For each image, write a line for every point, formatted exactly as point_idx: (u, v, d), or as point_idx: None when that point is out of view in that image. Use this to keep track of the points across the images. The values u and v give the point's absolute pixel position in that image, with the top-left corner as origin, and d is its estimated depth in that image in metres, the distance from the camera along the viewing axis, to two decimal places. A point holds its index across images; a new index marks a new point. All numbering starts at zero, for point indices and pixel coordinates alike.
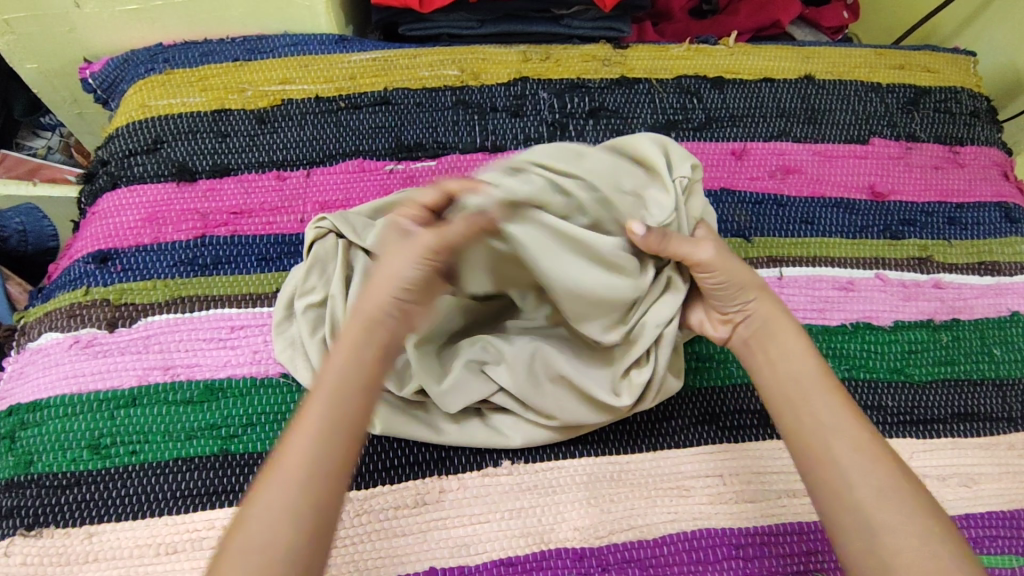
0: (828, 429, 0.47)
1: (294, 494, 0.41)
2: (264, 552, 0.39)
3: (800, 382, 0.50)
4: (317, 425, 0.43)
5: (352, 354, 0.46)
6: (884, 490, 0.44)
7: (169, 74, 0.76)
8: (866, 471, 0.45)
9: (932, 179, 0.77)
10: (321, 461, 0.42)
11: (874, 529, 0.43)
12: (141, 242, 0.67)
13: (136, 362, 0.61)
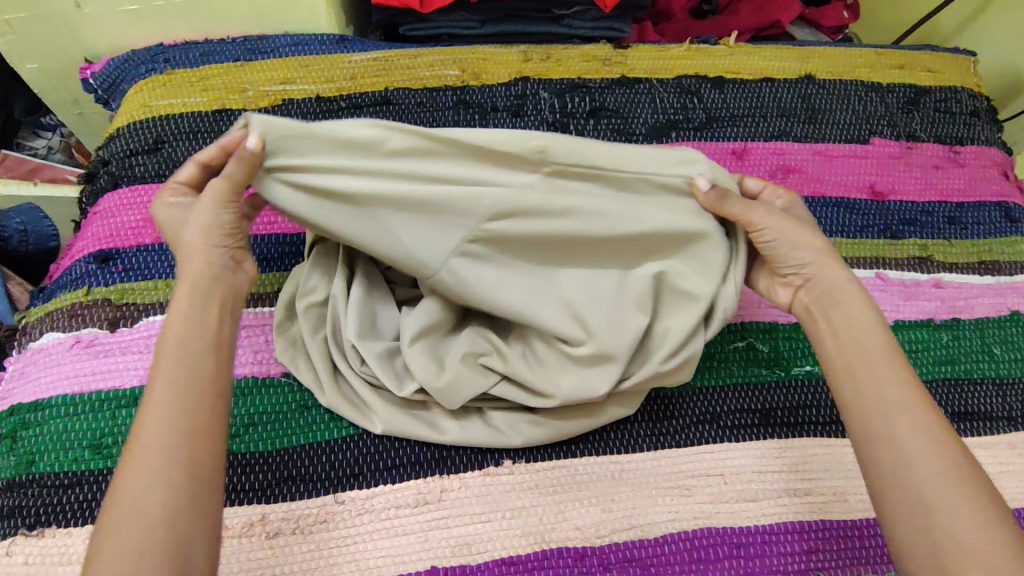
0: (887, 406, 0.47)
1: (154, 461, 0.41)
2: (138, 525, 0.39)
3: (863, 356, 0.49)
4: (169, 388, 0.43)
5: (185, 319, 0.46)
6: (944, 470, 0.43)
7: (170, 74, 0.76)
8: (926, 451, 0.44)
9: (933, 179, 0.77)
10: (171, 423, 0.42)
11: (936, 513, 0.42)
12: (142, 242, 0.67)
13: (137, 362, 0.61)
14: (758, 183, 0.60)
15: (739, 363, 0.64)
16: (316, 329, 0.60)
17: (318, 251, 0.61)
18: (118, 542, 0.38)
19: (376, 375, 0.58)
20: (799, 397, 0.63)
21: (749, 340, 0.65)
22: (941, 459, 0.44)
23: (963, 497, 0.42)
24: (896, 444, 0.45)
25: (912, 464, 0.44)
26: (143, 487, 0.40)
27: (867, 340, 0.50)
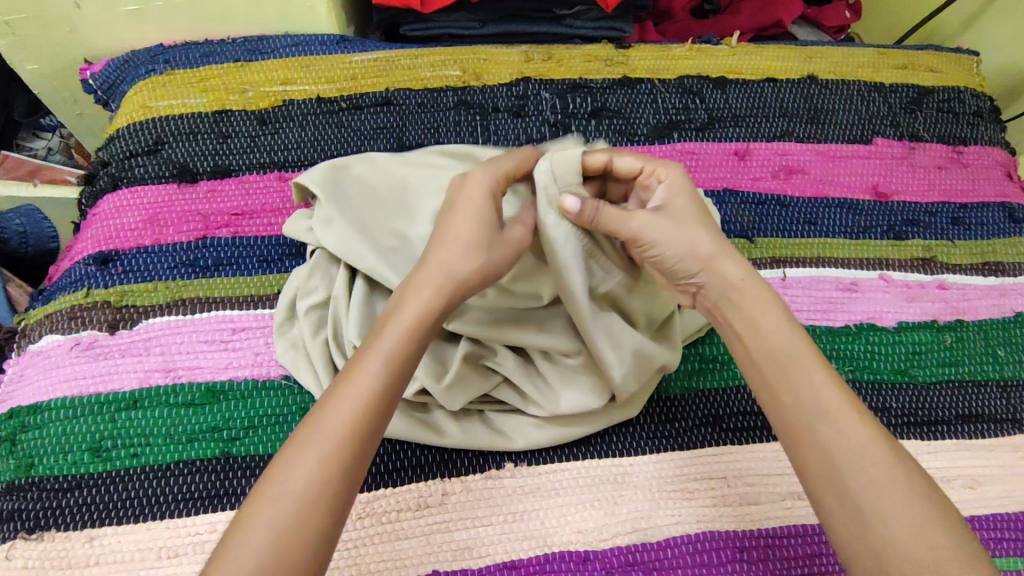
0: (818, 411, 0.44)
1: (336, 472, 0.40)
2: (294, 532, 0.38)
3: (784, 356, 0.46)
4: (360, 397, 0.42)
5: (410, 333, 0.44)
6: (884, 477, 0.41)
7: (170, 75, 0.76)
8: (864, 456, 0.42)
9: (936, 179, 0.76)
10: (364, 439, 0.41)
11: (881, 524, 0.40)
12: (142, 244, 0.67)
13: (137, 364, 0.61)
14: (629, 163, 0.53)
15: None
16: (318, 330, 0.60)
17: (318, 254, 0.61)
18: (274, 542, 0.37)
19: None
20: None
21: None
22: (879, 465, 0.41)
23: (906, 503, 0.40)
24: (831, 453, 0.43)
25: (851, 473, 0.42)
26: (315, 492, 0.39)
27: (783, 341, 0.47)
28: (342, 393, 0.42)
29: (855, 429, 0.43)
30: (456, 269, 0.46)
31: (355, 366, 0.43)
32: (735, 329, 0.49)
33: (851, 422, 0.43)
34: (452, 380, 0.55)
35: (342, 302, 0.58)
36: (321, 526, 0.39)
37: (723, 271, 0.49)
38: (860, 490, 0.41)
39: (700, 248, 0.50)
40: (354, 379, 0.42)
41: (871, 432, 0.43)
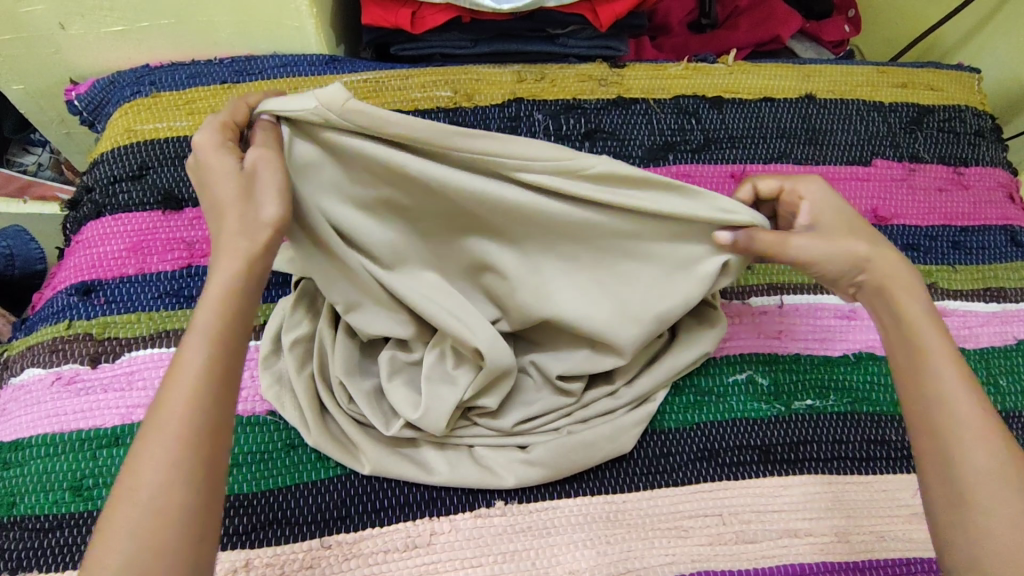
0: (942, 406, 0.46)
1: (177, 453, 0.39)
2: (150, 521, 0.37)
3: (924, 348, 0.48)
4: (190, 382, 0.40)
5: (224, 300, 0.43)
6: (992, 477, 0.43)
7: (155, 98, 0.75)
8: (978, 456, 0.44)
9: (936, 202, 0.75)
10: (203, 412, 0.40)
11: (974, 514, 0.43)
12: (125, 273, 0.65)
13: (120, 400, 0.59)
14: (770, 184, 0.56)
15: (739, 397, 0.62)
16: (303, 365, 0.59)
17: (306, 285, 0.61)
18: (134, 535, 0.37)
19: (365, 414, 0.57)
20: (801, 432, 0.61)
21: (749, 373, 0.63)
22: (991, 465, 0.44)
23: (1004, 502, 0.42)
24: (945, 449, 0.45)
25: (958, 465, 0.44)
26: (161, 478, 0.38)
27: (924, 337, 0.48)
28: (173, 382, 0.41)
29: (975, 436, 0.44)
30: (256, 216, 0.44)
31: (179, 353, 0.42)
32: (880, 320, 0.52)
33: (970, 422, 0.45)
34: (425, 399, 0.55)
35: (327, 335, 0.58)
36: (181, 502, 0.38)
37: (881, 267, 0.51)
38: (966, 484, 0.43)
39: (856, 254, 0.50)
40: (180, 364, 0.41)
41: (988, 438, 0.44)
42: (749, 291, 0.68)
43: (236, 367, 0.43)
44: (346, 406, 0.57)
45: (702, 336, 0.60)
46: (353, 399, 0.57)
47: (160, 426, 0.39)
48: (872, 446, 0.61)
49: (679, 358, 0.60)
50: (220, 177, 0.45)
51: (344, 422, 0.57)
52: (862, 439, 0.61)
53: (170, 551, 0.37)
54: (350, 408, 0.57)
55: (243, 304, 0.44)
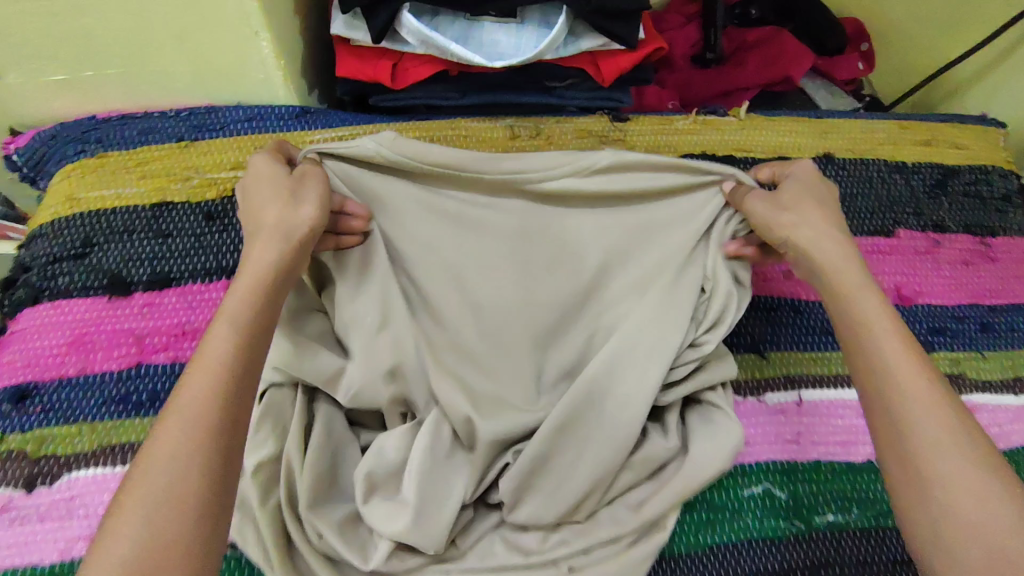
0: (886, 374, 0.44)
1: (197, 416, 0.39)
2: (167, 500, 0.36)
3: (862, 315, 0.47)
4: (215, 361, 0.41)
5: (255, 292, 0.45)
6: (944, 444, 0.40)
7: (102, 158, 0.66)
8: (928, 421, 0.41)
9: (963, 278, 0.69)
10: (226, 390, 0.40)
11: (933, 489, 0.40)
12: (64, 373, 0.57)
13: (58, 532, 0.52)
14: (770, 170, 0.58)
15: (755, 514, 0.57)
16: (267, 494, 0.51)
17: (270, 397, 0.54)
18: (150, 516, 0.35)
19: (337, 550, 0.50)
20: (821, 553, 0.56)
21: (766, 486, 0.58)
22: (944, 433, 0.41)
23: (966, 471, 0.39)
24: (894, 418, 0.42)
25: (909, 437, 0.41)
26: (181, 453, 0.37)
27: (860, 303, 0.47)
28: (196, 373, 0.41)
29: (918, 401, 0.42)
30: (294, 216, 0.48)
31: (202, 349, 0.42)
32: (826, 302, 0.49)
33: (919, 392, 0.42)
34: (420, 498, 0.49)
35: (295, 459, 0.51)
36: (205, 454, 0.37)
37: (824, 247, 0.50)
38: (919, 455, 0.41)
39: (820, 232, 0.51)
40: (202, 359, 0.41)
41: (933, 401, 0.42)
42: (763, 386, 0.63)
43: (260, 349, 0.43)
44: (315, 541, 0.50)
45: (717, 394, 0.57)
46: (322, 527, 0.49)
47: (183, 398, 0.39)
48: (898, 567, 0.55)
49: (692, 475, 0.53)
50: (263, 189, 0.51)
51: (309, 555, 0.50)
52: (887, 559, 0.56)
53: (187, 532, 0.35)
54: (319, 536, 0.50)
55: (264, 308, 0.45)
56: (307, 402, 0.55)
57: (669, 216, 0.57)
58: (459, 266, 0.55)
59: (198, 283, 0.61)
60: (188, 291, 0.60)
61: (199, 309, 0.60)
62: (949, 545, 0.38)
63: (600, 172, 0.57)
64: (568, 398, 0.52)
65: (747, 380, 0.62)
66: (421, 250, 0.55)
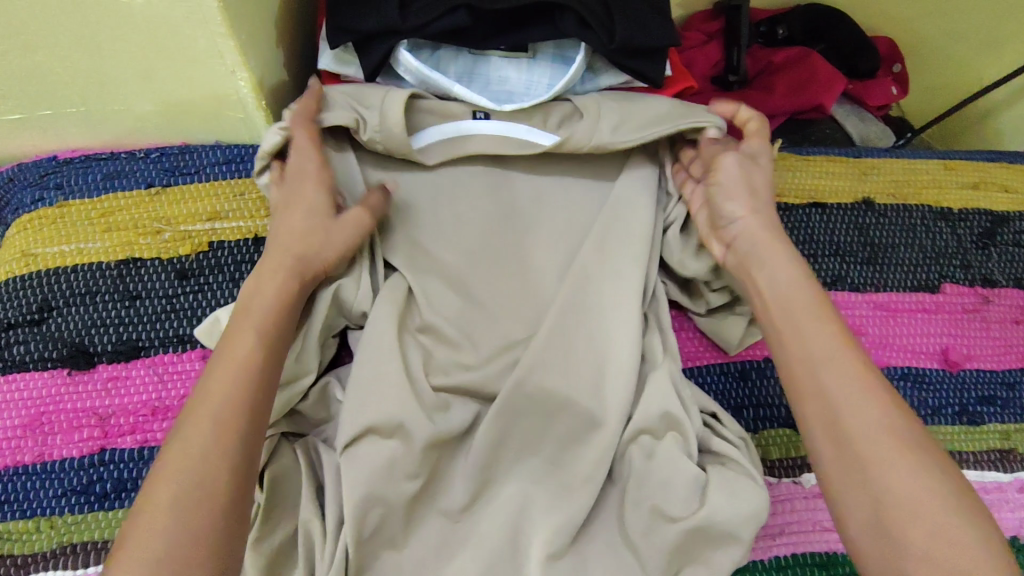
0: (825, 365, 0.43)
1: (222, 418, 0.40)
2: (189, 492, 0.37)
3: (789, 305, 0.46)
4: (237, 363, 0.42)
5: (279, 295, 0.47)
6: (878, 427, 0.40)
7: (62, 207, 0.59)
8: (861, 409, 0.41)
9: (1014, 339, 0.63)
10: (247, 393, 0.41)
11: (874, 474, 0.39)
12: (19, 460, 0.51)
13: None
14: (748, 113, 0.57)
15: None
16: None
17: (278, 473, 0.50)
18: (182, 508, 0.36)
19: None
20: None
21: None
22: (878, 419, 0.40)
23: (898, 453, 0.39)
24: (830, 404, 0.42)
25: (846, 422, 0.41)
26: (208, 453, 0.38)
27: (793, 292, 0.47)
28: (224, 364, 0.42)
29: (849, 380, 0.42)
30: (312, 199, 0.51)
31: (225, 349, 0.43)
32: (761, 295, 0.49)
33: (854, 377, 0.42)
34: (417, 483, 0.50)
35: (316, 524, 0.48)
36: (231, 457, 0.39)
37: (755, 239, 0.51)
38: (854, 437, 0.40)
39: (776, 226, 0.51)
40: (227, 357, 0.43)
41: (865, 387, 0.41)
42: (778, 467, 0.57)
43: (281, 353, 0.45)
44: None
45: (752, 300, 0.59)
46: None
47: (207, 399, 0.41)
48: None
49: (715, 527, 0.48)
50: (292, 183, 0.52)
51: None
52: None
53: (211, 519, 0.37)
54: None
55: (284, 314, 0.47)
56: (314, 466, 0.51)
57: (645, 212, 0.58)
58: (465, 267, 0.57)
59: (170, 352, 0.54)
60: (160, 362, 0.54)
61: (170, 384, 0.53)
62: (886, 526, 0.37)
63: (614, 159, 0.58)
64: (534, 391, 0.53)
65: (769, 460, 0.57)
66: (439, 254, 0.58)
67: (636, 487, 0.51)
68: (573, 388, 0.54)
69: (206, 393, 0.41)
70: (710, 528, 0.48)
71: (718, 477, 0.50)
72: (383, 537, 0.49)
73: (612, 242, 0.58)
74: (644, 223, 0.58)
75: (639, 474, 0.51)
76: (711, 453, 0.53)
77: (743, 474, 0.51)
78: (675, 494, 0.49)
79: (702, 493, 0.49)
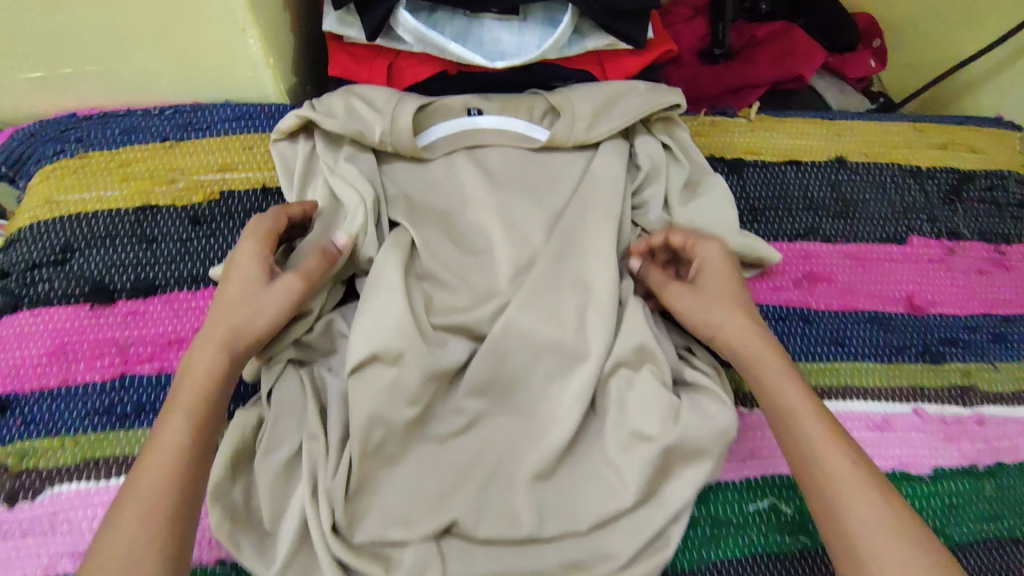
0: (829, 473, 0.47)
1: (148, 508, 0.42)
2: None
3: (787, 409, 0.51)
4: (168, 449, 0.45)
5: (210, 373, 0.49)
6: (877, 525, 0.44)
7: (83, 159, 0.63)
8: (859, 506, 0.45)
9: (977, 287, 0.67)
10: (174, 480, 0.44)
11: (877, 572, 0.43)
12: (45, 385, 0.55)
13: (40, 549, 0.50)
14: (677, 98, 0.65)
15: (758, 530, 0.56)
16: (277, 497, 0.51)
17: (283, 394, 0.54)
18: None
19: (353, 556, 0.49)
20: (824, 569, 0.55)
21: (771, 500, 0.57)
22: (876, 516, 0.45)
23: (894, 548, 0.43)
24: (831, 508, 0.46)
25: (847, 521, 0.45)
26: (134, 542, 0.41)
27: (788, 397, 0.51)
28: (149, 462, 0.45)
29: (846, 482, 0.46)
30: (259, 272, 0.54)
31: (158, 435, 0.46)
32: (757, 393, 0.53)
33: (847, 476, 0.47)
34: (416, 409, 0.52)
35: (319, 441, 0.51)
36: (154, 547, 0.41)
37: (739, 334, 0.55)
38: (856, 537, 0.44)
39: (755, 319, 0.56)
40: (158, 441, 0.46)
41: (860, 486, 0.46)
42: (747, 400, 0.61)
43: (212, 432, 0.48)
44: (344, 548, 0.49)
45: (747, 269, 0.64)
46: (342, 508, 0.49)
47: (138, 487, 0.43)
48: None
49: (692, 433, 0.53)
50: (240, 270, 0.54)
51: (324, 559, 0.49)
52: None
53: None
54: (347, 514, 0.50)
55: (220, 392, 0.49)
56: (317, 392, 0.54)
57: (609, 163, 0.63)
58: (456, 213, 0.62)
59: (185, 290, 0.59)
60: (175, 298, 0.58)
61: (186, 318, 0.58)
62: None
63: (590, 124, 0.63)
64: (510, 326, 0.56)
65: (740, 392, 0.61)
66: (432, 206, 0.62)
67: (618, 411, 0.55)
68: (561, 320, 0.57)
69: (139, 478, 0.44)
70: (684, 444, 0.53)
71: (691, 401, 0.55)
72: (383, 456, 0.52)
73: (593, 195, 0.62)
74: (619, 178, 0.63)
75: (618, 401, 0.55)
76: (685, 384, 0.58)
77: (715, 396, 0.55)
78: (653, 414, 0.54)
79: (675, 416, 0.54)
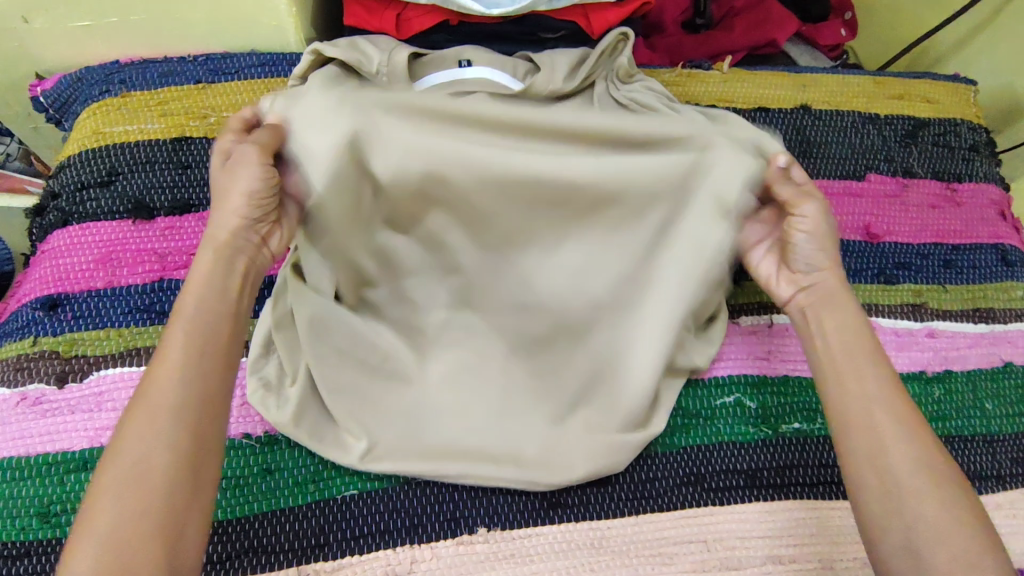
0: (876, 416, 0.47)
1: (163, 417, 0.42)
2: (142, 476, 0.40)
3: (843, 348, 0.51)
4: (179, 358, 0.44)
5: (214, 290, 0.48)
6: (915, 465, 0.45)
7: (125, 98, 0.71)
8: (901, 450, 0.46)
9: (930, 219, 0.74)
10: (186, 388, 0.43)
11: (909, 510, 0.44)
12: (93, 286, 0.62)
13: (87, 422, 0.57)
14: None
15: (726, 421, 0.62)
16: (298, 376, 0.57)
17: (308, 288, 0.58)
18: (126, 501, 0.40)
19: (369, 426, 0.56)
20: (785, 456, 0.62)
21: (737, 396, 0.63)
22: (917, 462, 0.46)
23: (931, 494, 0.44)
24: (874, 446, 0.47)
25: (885, 458, 0.46)
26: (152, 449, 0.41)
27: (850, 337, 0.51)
28: (160, 371, 0.44)
29: (895, 427, 0.47)
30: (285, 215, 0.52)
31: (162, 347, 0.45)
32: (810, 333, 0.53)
33: (896, 423, 0.47)
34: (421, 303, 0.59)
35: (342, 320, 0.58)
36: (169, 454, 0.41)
37: (812, 279, 0.54)
38: (893, 472, 0.45)
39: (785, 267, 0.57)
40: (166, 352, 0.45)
41: (909, 434, 0.47)
42: (741, 310, 0.68)
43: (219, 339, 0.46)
44: (360, 412, 0.56)
45: None
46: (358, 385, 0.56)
47: (150, 397, 0.43)
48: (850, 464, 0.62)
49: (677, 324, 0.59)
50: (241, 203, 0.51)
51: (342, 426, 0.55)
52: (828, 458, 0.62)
53: (156, 503, 0.40)
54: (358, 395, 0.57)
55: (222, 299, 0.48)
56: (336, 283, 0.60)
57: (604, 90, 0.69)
58: None
59: None
60: (208, 215, 0.66)
61: None
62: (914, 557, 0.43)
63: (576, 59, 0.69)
64: None
65: (757, 301, 0.68)
66: None
67: None
68: None
69: (149, 389, 0.43)
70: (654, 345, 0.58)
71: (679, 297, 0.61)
72: None
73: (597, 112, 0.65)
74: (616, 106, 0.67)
75: None
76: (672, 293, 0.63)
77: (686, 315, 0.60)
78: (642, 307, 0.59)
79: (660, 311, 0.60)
